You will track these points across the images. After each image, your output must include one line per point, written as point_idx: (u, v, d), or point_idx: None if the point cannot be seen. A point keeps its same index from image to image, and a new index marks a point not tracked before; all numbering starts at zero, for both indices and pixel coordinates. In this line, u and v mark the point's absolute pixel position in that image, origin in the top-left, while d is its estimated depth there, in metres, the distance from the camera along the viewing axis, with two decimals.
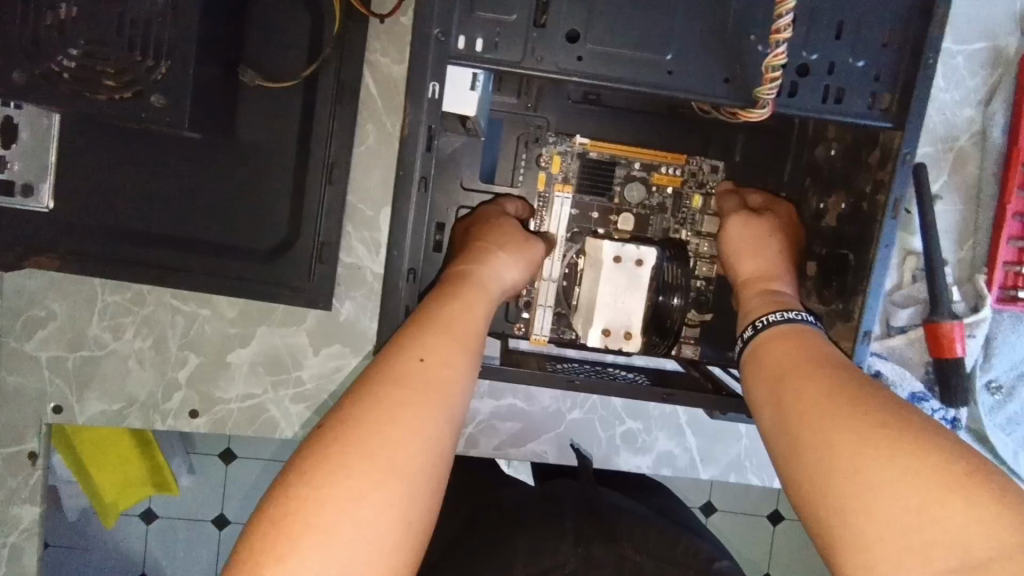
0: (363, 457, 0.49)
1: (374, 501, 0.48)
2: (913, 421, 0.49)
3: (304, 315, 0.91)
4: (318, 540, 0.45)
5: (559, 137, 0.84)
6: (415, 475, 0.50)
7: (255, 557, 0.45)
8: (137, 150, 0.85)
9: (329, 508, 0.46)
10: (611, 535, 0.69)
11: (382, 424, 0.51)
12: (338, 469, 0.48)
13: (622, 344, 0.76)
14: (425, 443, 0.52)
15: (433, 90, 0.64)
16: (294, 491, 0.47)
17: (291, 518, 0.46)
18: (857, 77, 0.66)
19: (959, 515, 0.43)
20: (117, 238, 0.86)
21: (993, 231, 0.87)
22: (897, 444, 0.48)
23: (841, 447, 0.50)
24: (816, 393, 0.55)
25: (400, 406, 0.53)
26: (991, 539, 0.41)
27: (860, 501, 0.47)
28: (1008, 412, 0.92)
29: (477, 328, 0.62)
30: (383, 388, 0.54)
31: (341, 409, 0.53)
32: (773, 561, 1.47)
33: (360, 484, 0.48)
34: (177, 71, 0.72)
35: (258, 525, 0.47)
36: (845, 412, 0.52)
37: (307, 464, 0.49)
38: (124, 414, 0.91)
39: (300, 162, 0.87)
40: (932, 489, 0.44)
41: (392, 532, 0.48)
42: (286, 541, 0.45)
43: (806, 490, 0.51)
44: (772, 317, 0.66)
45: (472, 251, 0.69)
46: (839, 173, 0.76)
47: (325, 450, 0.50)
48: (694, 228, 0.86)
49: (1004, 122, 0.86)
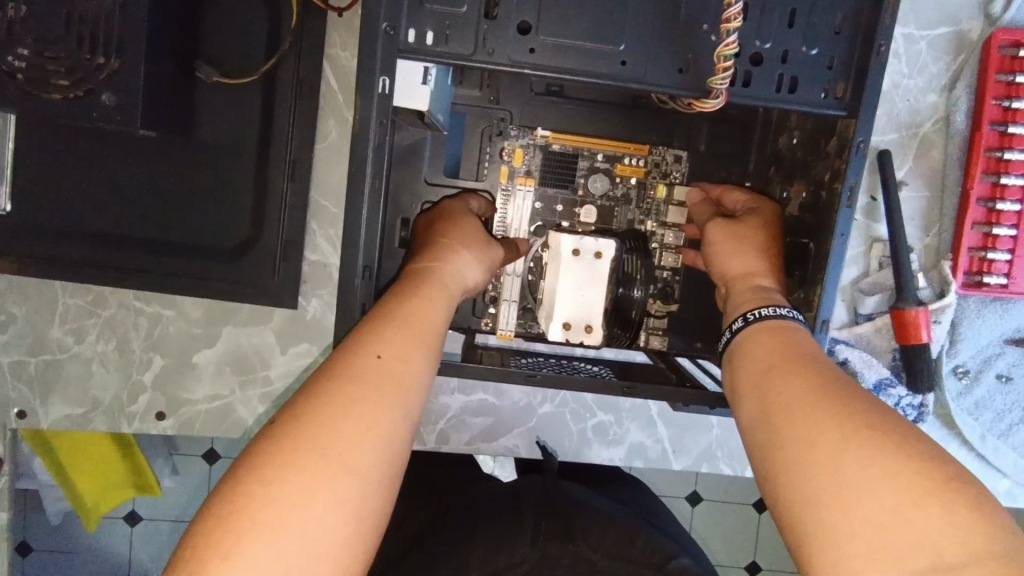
0: (318, 453, 0.47)
1: (326, 498, 0.45)
2: (896, 425, 0.49)
3: (270, 314, 0.90)
4: (266, 539, 0.43)
5: (520, 131, 0.84)
6: (373, 471, 0.48)
7: (199, 554, 0.43)
8: (96, 151, 0.84)
9: (279, 505, 0.44)
10: (570, 535, 0.71)
11: (340, 417, 0.49)
12: (291, 464, 0.46)
13: (583, 338, 0.74)
14: (383, 437, 0.49)
15: (383, 85, 0.63)
16: (244, 486, 0.45)
17: (239, 514, 0.44)
18: (809, 65, 0.66)
19: (935, 519, 0.43)
20: (78, 241, 0.85)
21: (957, 218, 0.87)
22: (880, 445, 0.47)
23: (824, 444, 0.49)
24: (803, 387, 0.54)
25: (360, 400, 0.50)
26: (960, 543, 0.42)
27: (838, 498, 0.46)
28: (975, 398, 0.92)
29: (437, 324, 0.59)
30: (340, 380, 0.51)
31: (298, 400, 0.51)
32: (760, 548, 1.48)
33: (313, 480, 0.46)
34: (127, 68, 0.71)
35: (205, 519, 0.45)
36: (832, 409, 0.51)
37: (258, 457, 0.47)
38: (89, 418, 0.91)
39: (261, 160, 0.86)
40: (910, 492, 0.44)
41: (344, 530, 0.45)
42: (232, 538, 0.43)
43: (781, 482, 0.50)
44: (765, 311, 0.63)
45: (436, 248, 0.67)
46: (799, 161, 0.76)
47: (278, 443, 0.47)
48: (659, 219, 0.85)
49: (968, 107, 0.85)
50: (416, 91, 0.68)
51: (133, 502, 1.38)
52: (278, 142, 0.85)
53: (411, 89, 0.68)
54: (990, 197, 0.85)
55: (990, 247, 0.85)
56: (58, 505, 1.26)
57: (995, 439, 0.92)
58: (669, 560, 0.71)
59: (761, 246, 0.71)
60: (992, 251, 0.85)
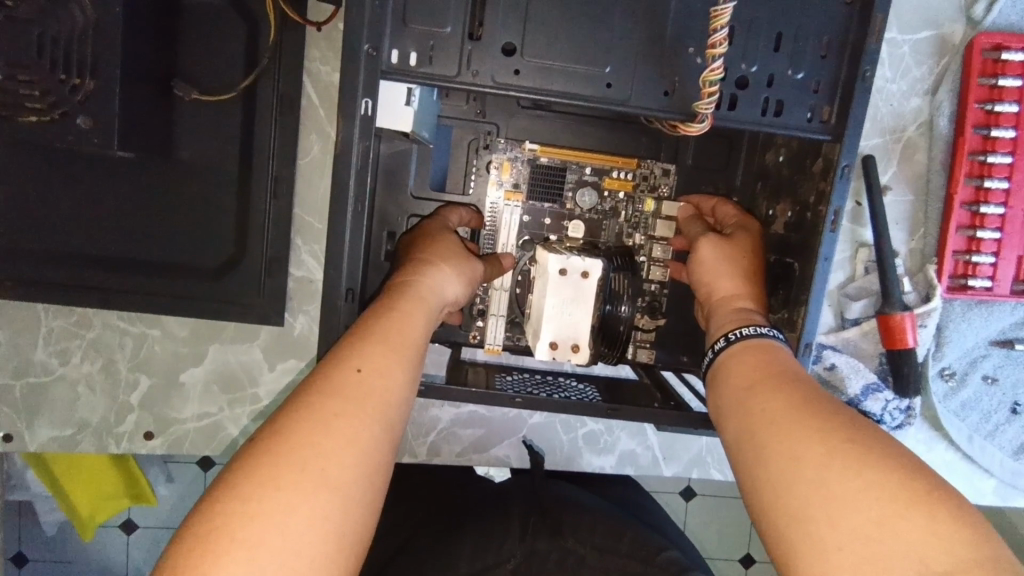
0: (300, 469, 0.46)
1: (306, 515, 0.44)
2: (878, 436, 0.49)
3: (256, 331, 0.90)
4: (243, 558, 0.42)
5: (508, 144, 0.83)
6: (353, 490, 0.47)
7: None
8: (69, 170, 0.82)
9: (258, 522, 0.43)
10: (557, 528, 0.73)
11: (319, 435, 0.48)
12: (270, 482, 0.45)
13: (570, 356, 0.74)
14: (363, 455, 0.49)
15: (365, 107, 0.62)
16: (222, 504, 0.44)
17: (216, 532, 0.43)
18: (795, 89, 0.65)
19: (921, 526, 0.42)
20: (58, 261, 0.84)
21: (942, 221, 0.87)
22: (861, 457, 0.47)
23: (806, 456, 0.49)
24: (784, 402, 0.54)
25: (339, 419, 0.49)
26: (945, 553, 0.41)
27: (826, 508, 0.45)
28: (961, 399, 0.93)
29: (417, 340, 0.59)
30: (319, 399, 0.50)
31: (278, 417, 0.50)
32: (755, 543, 1.49)
33: (293, 497, 0.45)
34: (102, 90, 0.69)
35: (181, 540, 0.43)
36: (813, 422, 0.51)
37: (237, 475, 0.46)
38: (76, 439, 0.91)
39: (243, 176, 0.85)
40: (893, 501, 0.44)
41: (324, 550, 0.44)
42: (209, 557, 0.42)
43: (767, 495, 0.50)
44: (745, 330, 0.64)
45: (416, 263, 0.66)
46: (786, 180, 0.76)
47: (257, 461, 0.46)
48: (647, 232, 0.85)
49: (951, 111, 0.85)
50: (399, 111, 0.68)
51: (129, 510, 1.37)
52: (260, 159, 0.84)
53: (395, 110, 0.68)
54: (975, 199, 0.85)
55: (975, 250, 0.86)
56: (52, 517, 1.25)
57: (981, 439, 0.93)
58: (657, 553, 0.72)
59: (748, 267, 0.71)
60: (977, 255, 0.86)
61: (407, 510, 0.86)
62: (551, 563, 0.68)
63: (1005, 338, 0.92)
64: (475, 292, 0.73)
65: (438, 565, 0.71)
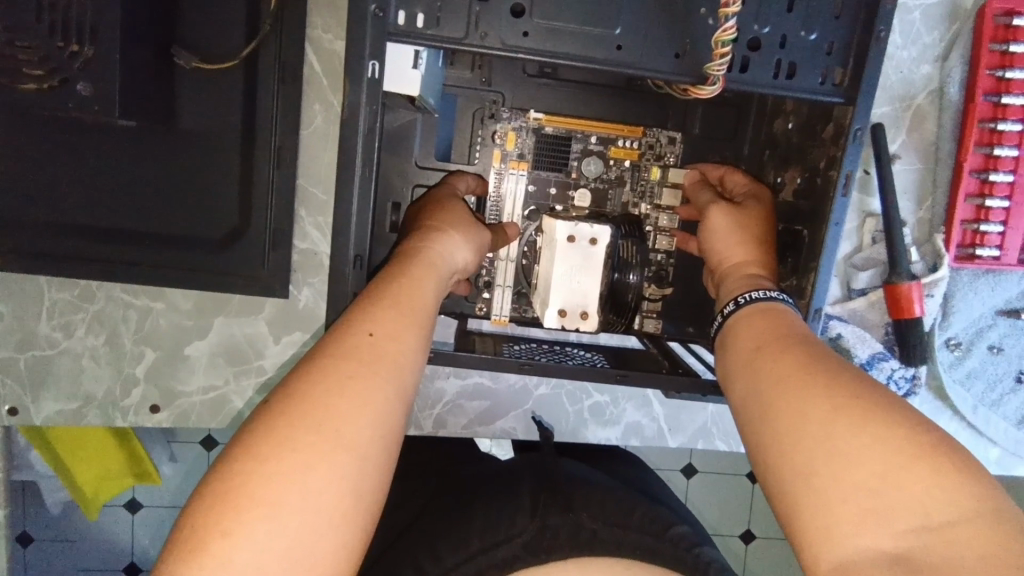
0: (313, 429, 0.46)
1: (321, 475, 0.44)
2: (883, 392, 0.49)
3: (260, 304, 0.90)
4: (264, 516, 0.42)
5: (513, 113, 0.82)
6: (366, 450, 0.47)
7: (195, 535, 0.41)
8: (68, 140, 0.80)
9: (275, 481, 0.43)
10: (566, 505, 0.72)
11: (333, 395, 0.48)
12: (285, 442, 0.45)
13: (579, 324, 0.74)
14: (376, 415, 0.48)
15: (373, 70, 0.62)
16: (240, 463, 0.44)
17: (235, 492, 0.43)
18: (808, 51, 0.65)
19: (922, 480, 0.42)
20: (57, 233, 0.83)
21: (950, 189, 0.87)
22: (870, 412, 0.46)
23: (813, 413, 0.48)
24: (793, 362, 0.53)
25: (351, 380, 0.49)
26: (949, 504, 0.41)
27: (829, 465, 0.45)
28: (967, 368, 0.93)
29: (427, 304, 0.58)
30: (331, 361, 0.50)
31: (290, 380, 0.49)
32: (755, 520, 1.50)
33: (307, 457, 0.44)
34: (102, 56, 0.68)
35: (200, 499, 0.43)
36: (820, 379, 0.50)
37: (251, 437, 0.45)
38: (81, 413, 0.91)
39: (245, 147, 0.83)
40: (900, 455, 0.43)
41: (343, 507, 0.44)
42: (229, 516, 0.42)
43: (772, 452, 0.49)
44: (754, 294, 0.63)
45: (423, 230, 0.66)
46: (795, 147, 0.76)
47: (271, 422, 0.46)
48: (653, 202, 0.85)
49: (961, 78, 0.85)
50: (406, 74, 0.67)
51: (133, 489, 1.37)
52: (262, 129, 0.83)
53: (401, 74, 0.67)
54: (984, 167, 0.84)
55: (983, 219, 0.85)
56: (57, 496, 1.25)
57: (986, 409, 0.94)
58: (667, 528, 0.71)
59: (758, 236, 0.71)
60: (985, 224, 0.85)
61: (414, 487, 0.88)
62: (563, 536, 0.68)
63: (1011, 308, 0.92)
64: (483, 258, 0.72)
65: (449, 543, 0.70)
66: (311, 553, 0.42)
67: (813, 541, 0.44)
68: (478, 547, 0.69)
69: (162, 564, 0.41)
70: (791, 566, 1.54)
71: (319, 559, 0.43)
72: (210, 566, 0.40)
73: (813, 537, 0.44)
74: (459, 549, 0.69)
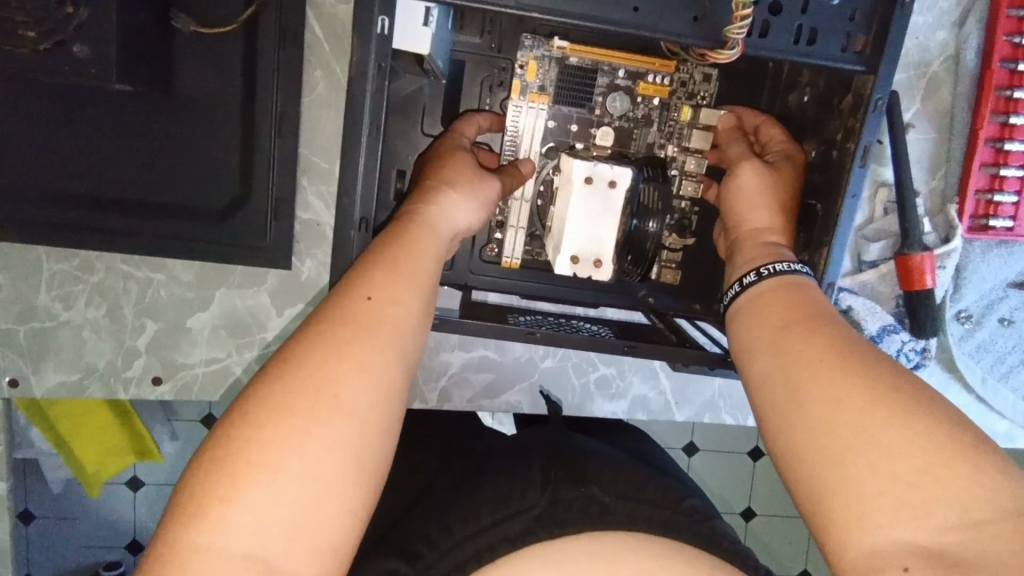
0: (311, 395, 0.44)
1: (319, 441, 0.43)
2: (916, 383, 0.47)
3: (263, 275, 0.89)
4: (261, 481, 0.41)
5: (535, 41, 0.77)
6: (367, 416, 0.45)
7: (194, 499, 0.41)
8: (67, 108, 0.79)
9: (274, 446, 0.42)
10: (579, 479, 0.70)
11: (330, 360, 0.46)
12: (283, 407, 0.44)
13: (592, 272, 0.74)
14: (377, 379, 0.47)
15: (382, 26, 0.61)
16: (237, 429, 0.43)
17: (232, 457, 0.42)
18: (830, 17, 0.63)
19: (965, 477, 0.41)
20: (55, 203, 0.81)
21: (964, 160, 0.85)
22: (910, 403, 0.45)
23: (851, 400, 0.46)
24: (819, 340, 0.51)
25: (349, 344, 0.47)
26: (990, 502, 0.40)
27: (866, 456, 0.44)
28: (977, 340, 0.92)
29: (430, 266, 0.56)
30: (330, 325, 0.48)
31: (289, 346, 0.48)
32: (755, 497, 1.50)
33: (304, 423, 0.43)
34: (98, 16, 0.66)
35: (198, 465, 0.43)
36: (847, 363, 0.48)
37: (247, 402, 0.44)
38: (83, 385, 0.90)
39: (245, 115, 0.82)
40: (944, 453, 0.42)
41: (344, 473, 0.43)
42: (226, 481, 0.41)
43: (799, 437, 0.48)
44: (779, 266, 0.60)
45: (423, 191, 0.63)
46: (811, 120, 0.74)
47: (268, 388, 0.45)
48: (681, 143, 0.81)
49: (978, 45, 0.83)
50: (416, 32, 0.65)
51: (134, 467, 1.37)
52: (264, 95, 0.81)
53: (412, 31, 0.65)
54: (998, 136, 0.83)
55: (997, 189, 0.85)
56: (59, 472, 1.24)
57: (995, 381, 0.93)
58: (682, 501, 0.69)
59: (782, 203, 0.69)
60: (999, 193, 0.84)
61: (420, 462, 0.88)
62: (575, 510, 0.66)
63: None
64: (489, 213, 0.69)
65: (461, 515, 0.68)
66: (314, 519, 0.42)
67: (841, 528, 0.43)
68: (488, 522, 0.65)
69: (164, 527, 0.41)
70: (791, 544, 1.54)
71: (322, 525, 0.42)
72: (209, 531, 0.40)
73: (842, 523, 0.43)
74: (469, 522, 0.66)
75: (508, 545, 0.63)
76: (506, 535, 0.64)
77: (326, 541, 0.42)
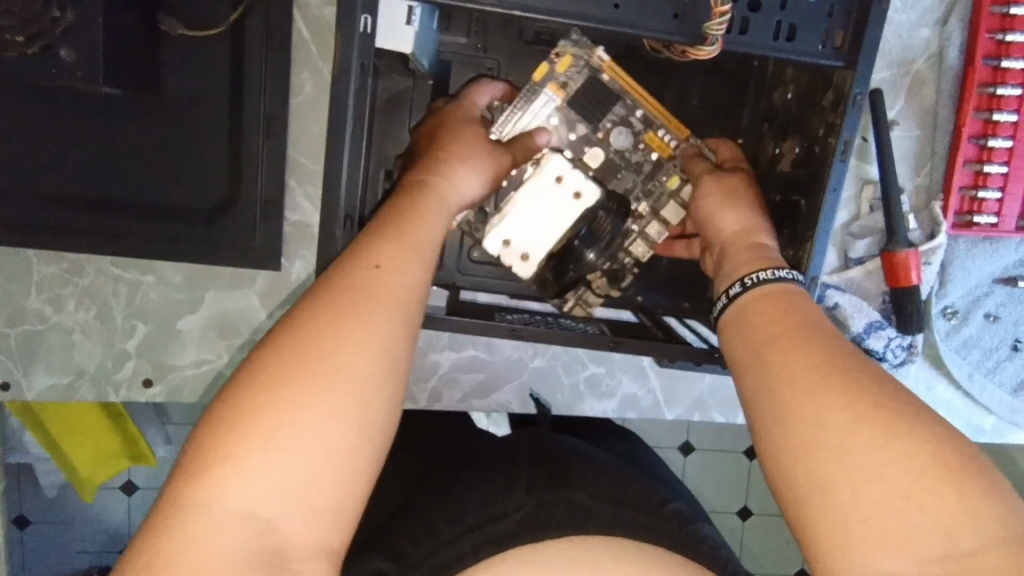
0: (316, 360, 0.45)
1: (320, 406, 0.44)
2: (901, 400, 0.47)
3: (253, 277, 0.90)
4: (263, 442, 0.42)
5: (584, 40, 0.71)
6: (370, 383, 0.46)
7: (199, 456, 0.42)
8: (55, 111, 0.79)
9: (274, 408, 0.43)
10: (563, 481, 0.71)
11: (334, 325, 0.47)
12: (287, 371, 0.44)
13: (515, 261, 0.77)
14: (381, 347, 0.47)
15: (364, 24, 0.61)
16: (241, 389, 0.44)
17: (235, 416, 0.43)
18: (809, 14, 0.64)
19: (947, 503, 0.41)
20: (45, 207, 0.82)
21: (948, 156, 0.86)
22: (894, 423, 0.45)
23: (833, 419, 0.46)
24: (808, 350, 0.51)
25: (352, 311, 0.47)
26: (975, 529, 0.41)
27: (849, 480, 0.44)
28: (963, 337, 0.93)
29: (433, 237, 0.56)
30: (337, 292, 0.49)
31: (298, 310, 0.49)
32: (751, 496, 1.50)
33: (307, 387, 0.44)
34: (86, 20, 0.66)
35: (204, 422, 0.44)
36: (834, 375, 0.48)
37: (254, 362, 0.45)
38: (73, 388, 0.90)
39: (233, 118, 0.82)
40: (927, 479, 0.42)
41: (346, 438, 0.44)
42: (229, 439, 0.42)
43: (784, 458, 0.47)
44: (761, 275, 0.59)
45: (430, 164, 0.65)
46: (794, 116, 0.75)
47: (274, 352, 0.46)
48: (654, 205, 0.78)
49: (960, 42, 0.84)
50: (400, 31, 0.65)
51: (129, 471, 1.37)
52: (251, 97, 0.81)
53: (394, 28, 0.65)
54: (982, 133, 0.84)
55: (981, 185, 0.85)
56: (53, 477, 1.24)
57: (982, 377, 0.94)
58: (664, 504, 0.70)
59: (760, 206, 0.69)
60: (982, 190, 0.85)
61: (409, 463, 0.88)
62: (557, 514, 0.65)
63: (1008, 276, 0.91)
64: (494, 187, 0.70)
65: (446, 514, 0.68)
66: (314, 484, 0.43)
67: (826, 555, 0.44)
68: (474, 521, 0.66)
69: (170, 482, 0.43)
70: (788, 543, 1.54)
71: (322, 489, 0.43)
72: (211, 487, 0.41)
73: (827, 551, 0.44)
74: (455, 523, 0.66)
75: (493, 547, 0.63)
76: (492, 536, 0.64)
77: (323, 505, 0.43)
